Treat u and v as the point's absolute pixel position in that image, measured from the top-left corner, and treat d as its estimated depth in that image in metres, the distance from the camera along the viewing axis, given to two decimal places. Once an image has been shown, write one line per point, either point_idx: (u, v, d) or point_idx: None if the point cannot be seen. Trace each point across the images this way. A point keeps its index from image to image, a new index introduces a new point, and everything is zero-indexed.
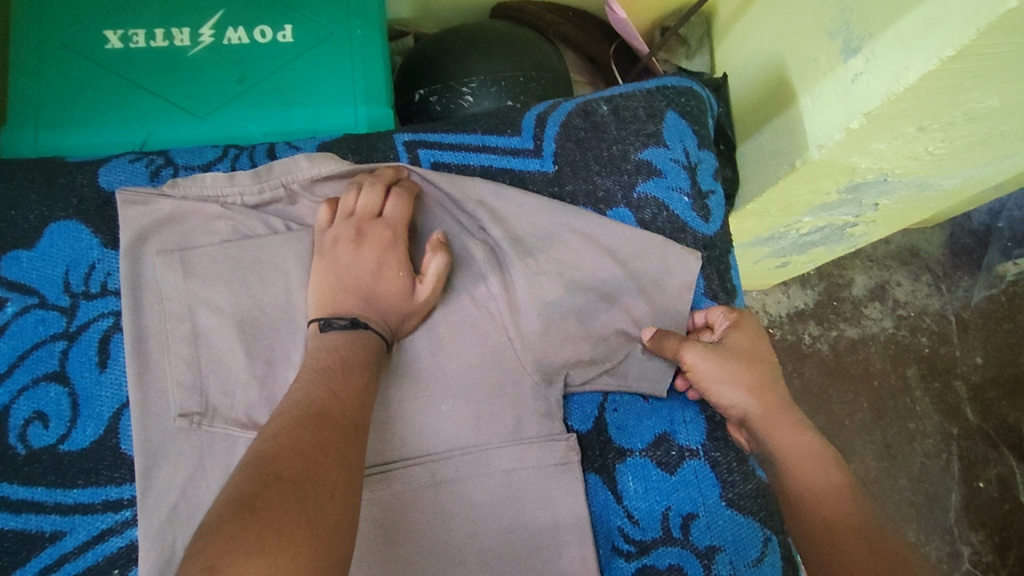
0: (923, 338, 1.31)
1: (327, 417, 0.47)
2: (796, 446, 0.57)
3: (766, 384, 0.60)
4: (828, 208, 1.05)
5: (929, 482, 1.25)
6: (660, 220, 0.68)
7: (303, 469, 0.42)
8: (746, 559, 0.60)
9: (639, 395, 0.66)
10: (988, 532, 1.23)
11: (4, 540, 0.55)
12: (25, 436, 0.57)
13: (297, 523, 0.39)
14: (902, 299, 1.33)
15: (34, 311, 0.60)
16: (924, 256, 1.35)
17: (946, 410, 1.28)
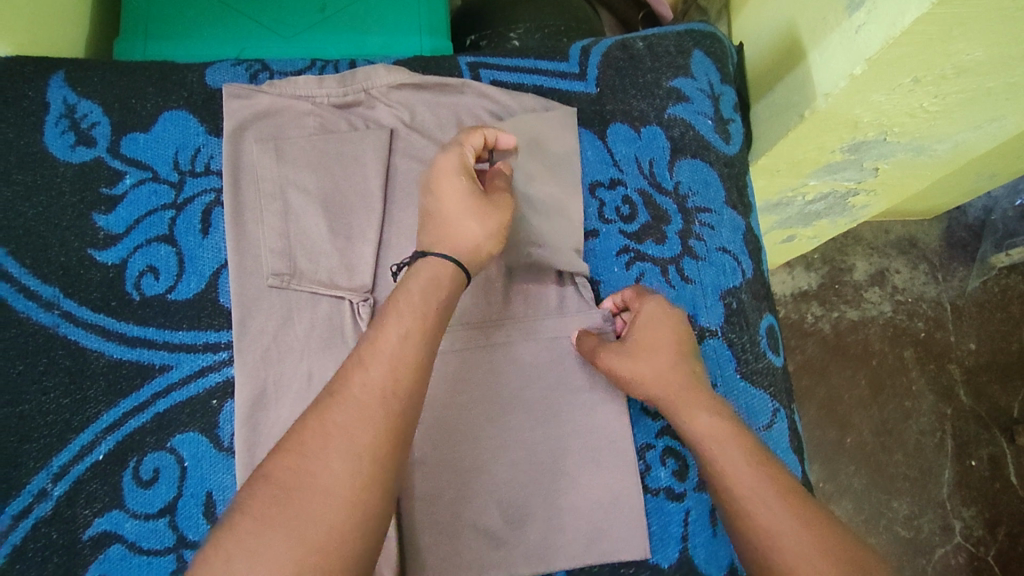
0: (919, 322, 1.40)
1: (394, 321, 0.52)
2: (701, 428, 0.59)
3: (672, 359, 0.62)
4: (832, 170, 1.15)
5: (924, 458, 1.32)
6: (687, 138, 0.77)
7: (367, 383, 0.49)
8: (758, 424, 0.69)
9: (667, 281, 0.73)
10: (979, 508, 1.30)
11: (122, 368, 0.64)
12: (140, 285, 0.67)
13: (364, 432, 0.47)
14: (900, 285, 1.42)
15: (148, 184, 0.69)
16: (922, 246, 1.45)
17: (940, 391, 1.36)
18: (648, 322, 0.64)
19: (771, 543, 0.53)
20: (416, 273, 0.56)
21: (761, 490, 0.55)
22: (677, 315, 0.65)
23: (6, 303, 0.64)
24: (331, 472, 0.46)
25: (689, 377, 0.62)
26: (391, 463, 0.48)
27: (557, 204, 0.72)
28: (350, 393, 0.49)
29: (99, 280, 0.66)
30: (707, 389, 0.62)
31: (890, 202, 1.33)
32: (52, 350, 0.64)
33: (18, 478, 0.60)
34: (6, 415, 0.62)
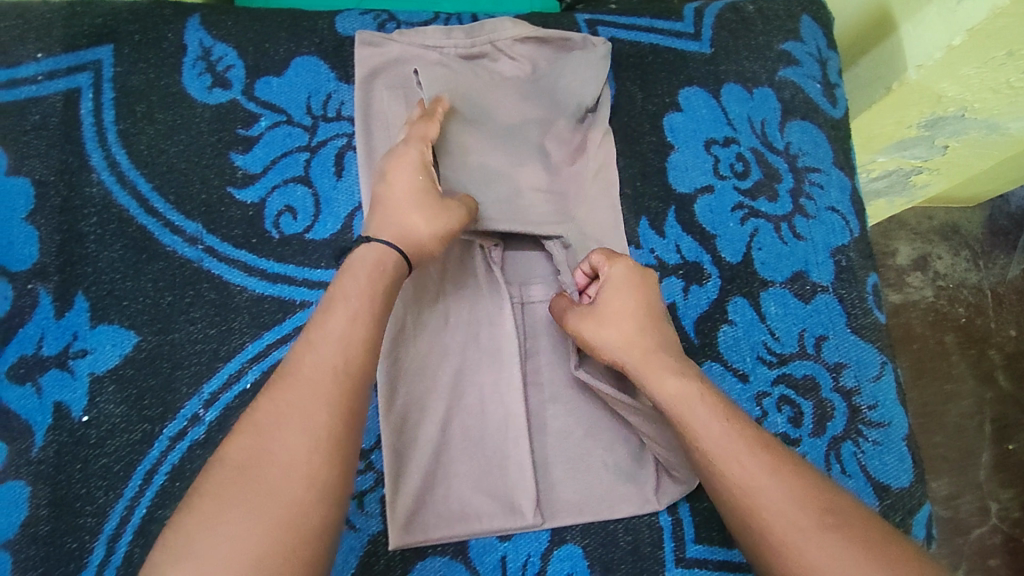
0: (960, 308, 1.35)
1: (337, 306, 0.56)
2: (670, 389, 0.59)
3: (632, 327, 0.63)
4: (901, 146, 1.14)
5: (963, 440, 1.27)
6: (798, 100, 0.79)
7: (316, 363, 0.53)
8: (868, 375, 0.70)
9: (779, 237, 0.73)
10: (1016, 491, 1.26)
11: (265, 303, 0.66)
12: (278, 224, 0.69)
13: (317, 410, 0.52)
14: (942, 271, 1.38)
15: (282, 127, 0.71)
16: (964, 233, 1.40)
17: (981, 375, 1.31)
18: (616, 289, 0.64)
19: (749, 500, 0.53)
20: (361, 260, 0.59)
21: (734, 456, 0.55)
22: (645, 280, 0.65)
23: (155, 237, 0.67)
24: (286, 448, 0.50)
25: (654, 344, 0.62)
26: (342, 435, 0.52)
27: (536, 180, 0.71)
28: (301, 374, 0.53)
29: (239, 218, 0.68)
30: (677, 355, 0.62)
31: (944, 184, 1.28)
32: (197, 284, 0.66)
33: (172, 402, 0.63)
34: (158, 343, 0.64)
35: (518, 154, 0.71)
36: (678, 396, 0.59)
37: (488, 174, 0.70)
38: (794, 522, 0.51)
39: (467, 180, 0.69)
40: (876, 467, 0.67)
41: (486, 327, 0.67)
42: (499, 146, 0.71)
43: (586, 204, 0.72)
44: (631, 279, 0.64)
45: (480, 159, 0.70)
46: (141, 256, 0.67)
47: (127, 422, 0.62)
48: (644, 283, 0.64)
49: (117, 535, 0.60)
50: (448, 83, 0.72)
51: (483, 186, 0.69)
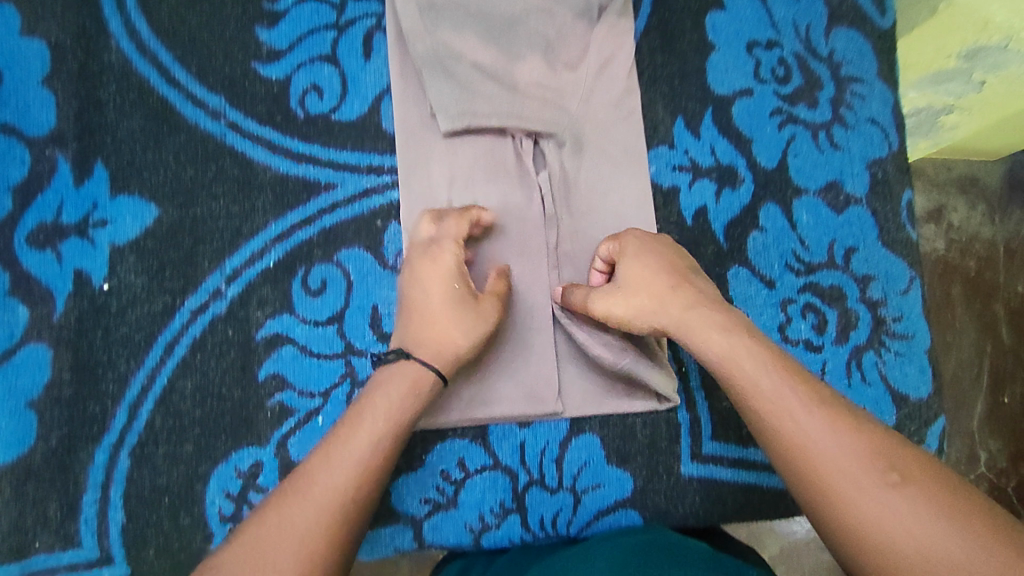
0: (970, 261, 1.26)
1: (359, 425, 0.51)
2: (714, 346, 0.53)
3: (659, 284, 0.57)
4: (936, 81, 1.04)
5: (959, 389, 1.21)
6: (846, 6, 0.75)
7: (329, 483, 0.47)
8: (895, 289, 0.69)
9: (817, 146, 0.71)
10: (1006, 441, 1.21)
11: (288, 182, 0.65)
12: (303, 103, 0.66)
13: (316, 531, 0.45)
14: (956, 224, 1.26)
15: (309, 3, 0.68)
16: (981, 185, 1.28)
17: (983, 327, 1.24)
18: (637, 258, 0.58)
19: (802, 452, 0.46)
20: (389, 380, 0.54)
21: (800, 412, 0.47)
22: (661, 245, 0.60)
23: (177, 109, 0.65)
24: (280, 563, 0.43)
25: (693, 298, 0.56)
26: (341, 553, 0.46)
27: (536, 74, 0.67)
28: (308, 491, 0.47)
29: (264, 95, 0.66)
30: (721, 307, 0.56)
31: (965, 132, 1.16)
32: (220, 160, 0.65)
33: (194, 276, 0.62)
34: (179, 217, 0.63)
35: (513, 49, 0.67)
36: (728, 352, 0.52)
37: (474, 75, 0.66)
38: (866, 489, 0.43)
39: (448, 78, 0.65)
40: (896, 377, 0.68)
41: (515, 219, 0.65)
42: (489, 42, 0.67)
43: (589, 98, 0.68)
44: (647, 255, 0.59)
45: (470, 56, 0.66)
46: (162, 128, 0.64)
47: (148, 293, 0.61)
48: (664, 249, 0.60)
49: (138, 402, 0.60)
50: None
51: (469, 89, 0.65)
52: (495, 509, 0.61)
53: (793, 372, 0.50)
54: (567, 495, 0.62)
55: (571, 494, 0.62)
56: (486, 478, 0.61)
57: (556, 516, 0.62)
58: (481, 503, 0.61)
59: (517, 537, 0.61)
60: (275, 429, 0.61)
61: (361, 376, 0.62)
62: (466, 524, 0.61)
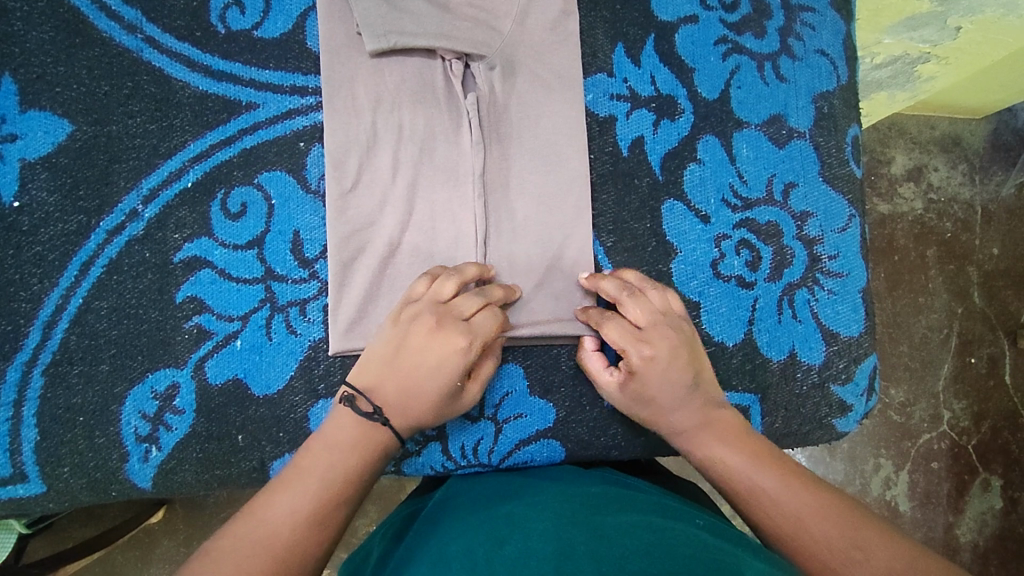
0: (948, 223, 1.24)
1: (326, 463, 0.51)
2: (718, 455, 0.54)
3: (679, 391, 0.56)
4: (910, 26, 1.00)
5: (927, 351, 1.20)
6: None
7: (285, 520, 0.48)
8: (833, 227, 0.69)
9: (761, 78, 0.70)
10: (970, 402, 1.20)
11: (208, 102, 0.62)
12: (224, 19, 0.63)
13: (256, 562, 0.46)
14: (936, 183, 1.26)
15: None
16: (965, 146, 1.27)
17: (956, 291, 1.22)
18: (674, 364, 0.56)
19: (788, 530, 0.47)
20: (343, 427, 0.53)
21: (784, 498, 0.49)
22: (686, 338, 0.58)
23: (89, 21, 0.62)
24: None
25: (709, 406, 0.57)
26: None
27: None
28: (259, 518, 0.48)
29: (183, 9, 0.63)
30: (718, 411, 0.57)
31: (954, 77, 1.13)
32: (136, 76, 0.62)
33: (109, 196, 0.60)
34: (93, 135, 0.61)
35: None
36: (724, 457, 0.54)
37: None
38: (822, 547, 0.45)
39: None
40: (828, 315, 0.67)
41: (441, 145, 0.64)
42: None
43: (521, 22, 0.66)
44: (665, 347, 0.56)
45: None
46: (74, 40, 0.61)
47: (61, 212, 0.59)
48: (691, 345, 0.58)
49: (52, 321, 0.58)
50: None
51: (396, 4, 0.63)
52: (415, 437, 0.61)
53: (775, 464, 0.52)
54: (488, 424, 0.62)
55: (493, 423, 0.62)
56: None
57: (477, 445, 0.62)
58: None
59: (438, 465, 0.61)
60: (191, 352, 0.59)
61: (281, 302, 0.61)
62: None
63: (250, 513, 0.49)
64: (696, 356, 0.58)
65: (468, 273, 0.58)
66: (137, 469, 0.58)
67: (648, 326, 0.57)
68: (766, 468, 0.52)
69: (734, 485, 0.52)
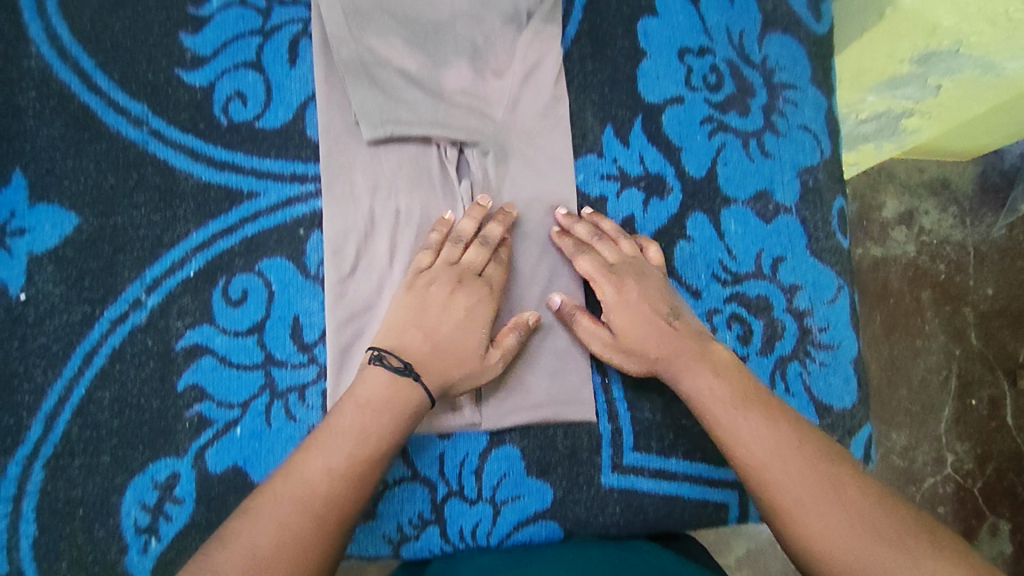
0: (941, 264, 1.25)
1: (352, 415, 0.53)
2: (702, 389, 0.57)
3: (658, 324, 0.60)
4: (893, 85, 1.04)
5: (927, 394, 1.20)
6: (780, 12, 0.75)
7: (321, 475, 0.50)
8: (822, 298, 0.70)
9: (746, 155, 0.72)
10: (973, 444, 1.19)
11: (210, 191, 0.65)
12: (227, 110, 0.66)
13: (295, 517, 0.47)
14: (928, 226, 1.26)
15: (235, 9, 0.67)
16: (953, 188, 1.28)
17: (953, 332, 1.23)
18: (645, 300, 0.61)
19: (763, 468, 0.51)
20: (370, 384, 0.55)
21: (761, 435, 0.53)
22: (656, 275, 0.63)
23: (97, 116, 0.64)
24: (258, 531, 0.47)
25: (696, 344, 0.60)
26: (328, 536, 0.48)
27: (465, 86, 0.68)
28: (291, 477, 0.50)
29: (187, 102, 0.65)
30: (704, 345, 0.60)
31: (938, 129, 1.16)
32: (141, 168, 0.64)
33: (114, 286, 0.62)
34: (99, 226, 0.62)
35: (439, 55, 0.68)
36: (712, 392, 0.56)
37: (400, 81, 0.66)
38: (792, 481, 0.50)
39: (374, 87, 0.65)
40: (821, 388, 0.68)
41: None
42: (416, 47, 0.67)
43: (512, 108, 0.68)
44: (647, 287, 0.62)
45: (399, 62, 0.66)
46: (84, 135, 0.64)
47: (66, 303, 0.61)
48: (660, 280, 0.63)
49: (55, 414, 0.59)
50: None
51: (393, 96, 0.65)
52: (413, 521, 0.61)
53: (758, 399, 0.55)
54: (486, 506, 0.62)
55: (491, 505, 0.62)
56: (405, 489, 0.61)
57: (475, 527, 0.62)
58: (399, 514, 0.61)
59: (436, 549, 0.61)
60: (192, 441, 0.60)
61: (280, 387, 0.62)
62: (386, 537, 0.61)
63: (285, 470, 0.50)
64: (666, 288, 0.63)
65: (494, 236, 0.62)
66: (136, 561, 0.58)
67: (617, 266, 0.63)
68: (750, 407, 0.54)
69: (714, 416, 0.55)
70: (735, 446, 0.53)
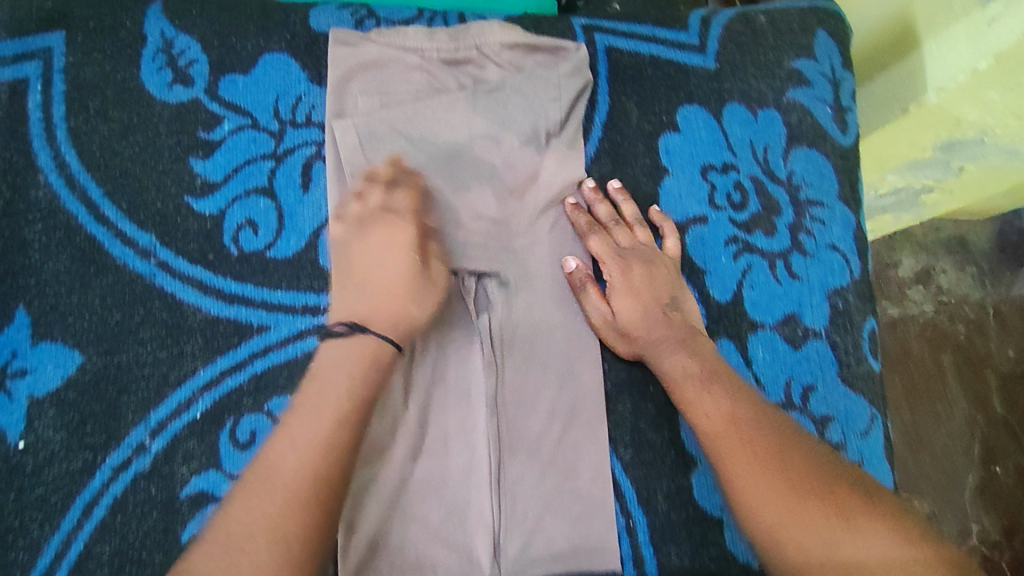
0: (960, 326, 1.14)
1: (314, 387, 0.52)
2: (677, 365, 0.60)
3: (656, 312, 0.63)
4: (913, 167, 1.01)
5: (949, 463, 1.09)
6: (805, 125, 0.74)
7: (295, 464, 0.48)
8: (855, 430, 0.68)
9: (773, 277, 0.71)
10: (1000, 516, 1.06)
11: (220, 325, 0.62)
12: (237, 239, 0.64)
13: (271, 501, 0.46)
14: (945, 286, 1.16)
15: (247, 132, 0.66)
16: (972, 246, 1.17)
17: (974, 396, 1.11)
18: (649, 287, 0.64)
19: (724, 446, 0.53)
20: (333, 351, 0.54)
21: (726, 412, 0.55)
22: (664, 266, 0.66)
23: (104, 248, 0.62)
24: (237, 517, 0.46)
25: (683, 329, 0.62)
26: (309, 500, 0.47)
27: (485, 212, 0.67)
28: (259, 470, 0.48)
29: (197, 231, 0.64)
30: (688, 331, 0.62)
31: (957, 203, 1.11)
32: (148, 302, 0.62)
33: (117, 429, 0.59)
34: (103, 365, 0.60)
35: (458, 180, 0.67)
36: (685, 370, 0.59)
37: (418, 209, 0.65)
38: (749, 454, 0.51)
39: None
40: None
41: (454, 364, 0.65)
42: (436, 172, 0.66)
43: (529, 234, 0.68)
44: (657, 274, 0.65)
45: (414, 186, 0.65)
46: (89, 269, 0.62)
47: (67, 450, 0.58)
48: (670, 267, 0.66)
49: (51, 571, 0.56)
50: (370, 119, 0.65)
51: (404, 221, 0.63)
52: None
53: (721, 379, 0.58)
54: None
55: None
56: None
57: None
58: None
59: None
60: None
61: None
62: None
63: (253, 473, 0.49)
64: (671, 280, 0.65)
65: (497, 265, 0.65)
66: None
67: (628, 250, 0.66)
68: (714, 387, 0.57)
69: (684, 394, 0.59)
70: (701, 423, 0.56)
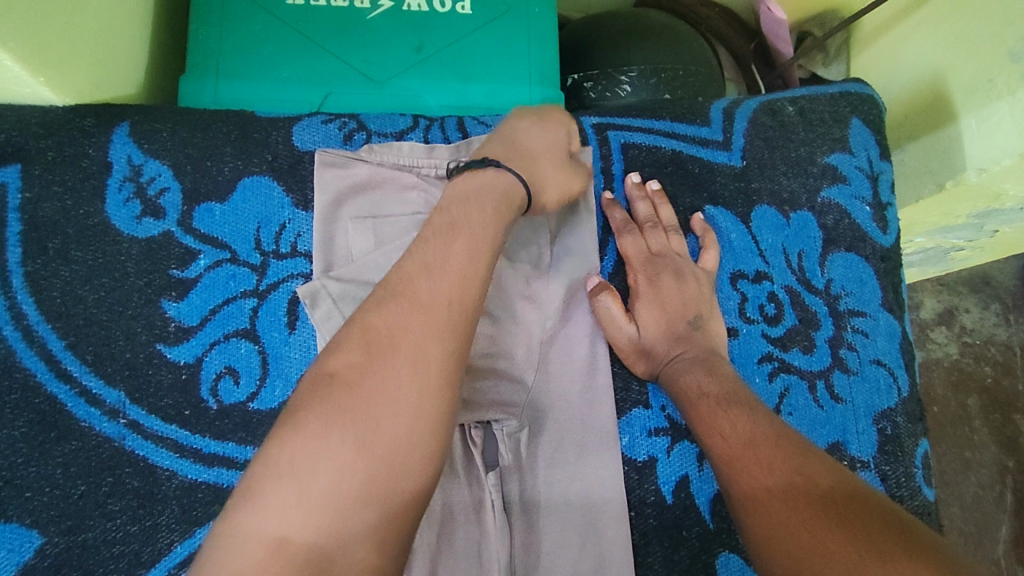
0: (987, 368, 1.04)
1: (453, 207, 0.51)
2: (699, 382, 0.56)
3: (679, 327, 0.60)
4: (945, 230, 0.91)
5: (981, 510, 0.99)
6: (842, 227, 0.69)
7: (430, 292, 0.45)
8: None
9: (815, 402, 0.64)
10: None
11: (197, 492, 0.55)
12: (216, 390, 0.57)
13: (410, 327, 0.43)
14: (969, 326, 1.06)
15: (225, 266, 0.59)
16: (996, 284, 1.07)
17: (1005, 442, 1.01)
18: (677, 300, 0.61)
19: (733, 472, 0.48)
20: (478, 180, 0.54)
21: (739, 433, 0.50)
22: (696, 278, 0.63)
23: (66, 409, 0.55)
24: (389, 326, 0.43)
25: (700, 349, 0.59)
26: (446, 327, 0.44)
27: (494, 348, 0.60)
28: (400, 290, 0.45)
29: (171, 383, 0.57)
30: (707, 349, 0.59)
31: (992, 255, 1.00)
32: (117, 469, 0.55)
33: None
34: (67, 546, 0.53)
35: None
36: (703, 387, 0.55)
37: None
38: (759, 474, 0.46)
39: None
40: None
41: (462, 526, 0.57)
42: None
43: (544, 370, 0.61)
44: (688, 285, 0.62)
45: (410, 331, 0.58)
46: (49, 434, 0.55)
47: None
48: (701, 282, 0.63)
49: None
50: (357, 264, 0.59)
51: None
52: None
53: (738, 401, 0.53)
54: None
55: None
56: None
57: None
58: None
59: None
60: None
61: None
62: None
63: (356, 382, 0.41)
64: (700, 297, 0.62)
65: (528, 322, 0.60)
66: None
67: (659, 256, 0.64)
68: (733, 407, 0.53)
69: (697, 410, 0.54)
70: (716, 444, 0.51)
